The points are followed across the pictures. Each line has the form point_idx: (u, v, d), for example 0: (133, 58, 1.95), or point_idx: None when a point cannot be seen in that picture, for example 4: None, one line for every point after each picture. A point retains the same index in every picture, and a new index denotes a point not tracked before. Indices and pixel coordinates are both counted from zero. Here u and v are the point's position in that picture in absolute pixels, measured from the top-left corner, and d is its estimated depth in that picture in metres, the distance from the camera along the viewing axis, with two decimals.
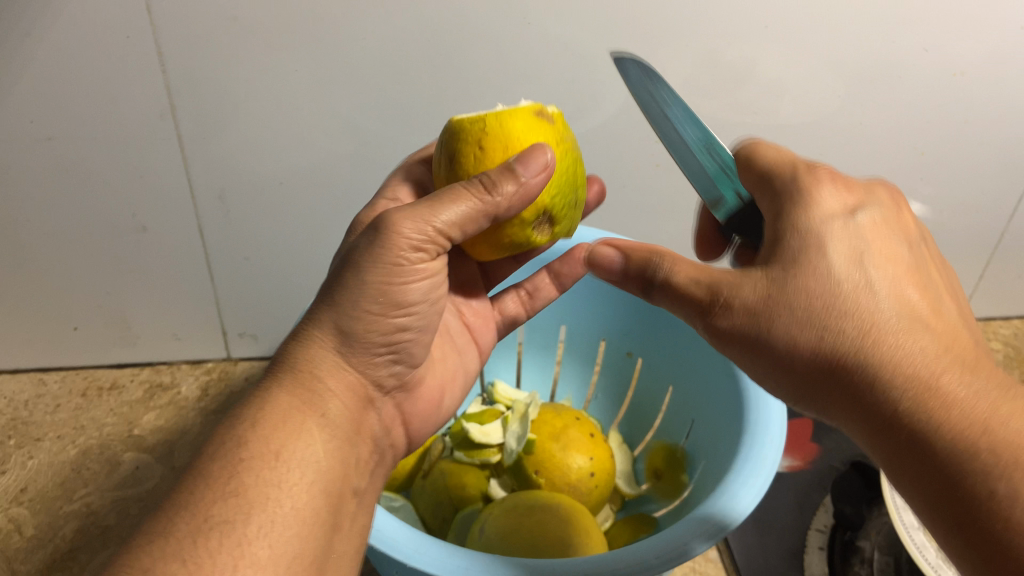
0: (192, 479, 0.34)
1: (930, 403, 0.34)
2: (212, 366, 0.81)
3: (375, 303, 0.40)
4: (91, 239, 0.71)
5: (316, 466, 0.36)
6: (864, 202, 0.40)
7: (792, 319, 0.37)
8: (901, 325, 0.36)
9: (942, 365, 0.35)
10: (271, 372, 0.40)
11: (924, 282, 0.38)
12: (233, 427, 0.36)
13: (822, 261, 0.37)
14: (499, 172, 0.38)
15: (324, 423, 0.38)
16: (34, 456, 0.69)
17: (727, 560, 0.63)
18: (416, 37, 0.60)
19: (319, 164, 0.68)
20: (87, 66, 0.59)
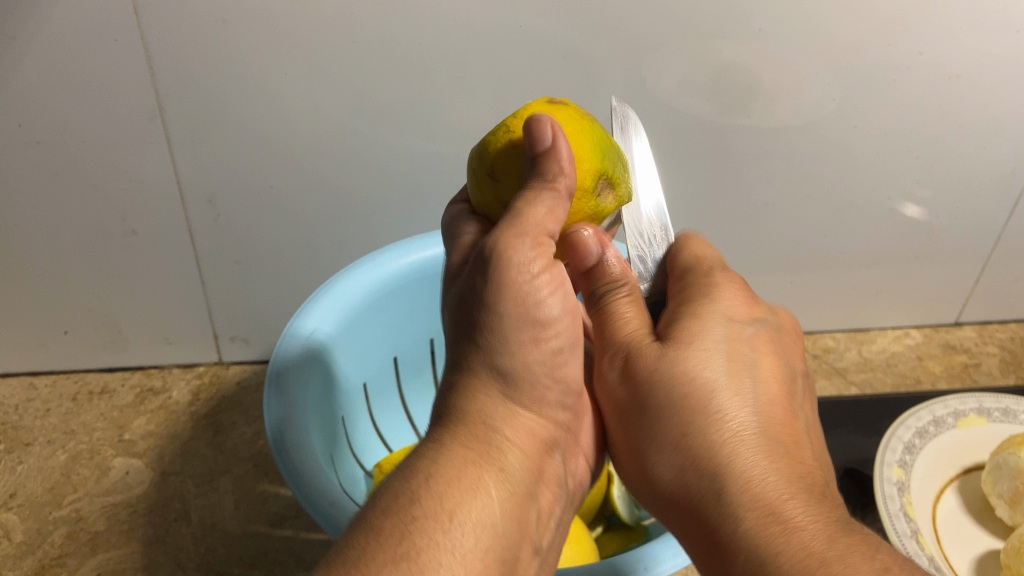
0: (361, 534, 0.31)
1: (757, 525, 0.34)
2: (204, 370, 0.81)
3: (523, 332, 0.38)
4: (81, 243, 0.70)
5: (489, 528, 0.33)
6: (761, 318, 0.43)
7: (668, 405, 0.39)
8: (758, 439, 0.37)
9: (753, 487, 0.35)
10: (436, 424, 0.37)
11: (795, 416, 0.40)
12: (405, 483, 0.33)
13: (708, 350, 0.40)
14: (537, 161, 0.36)
15: (502, 477, 0.35)
16: (24, 460, 0.69)
17: None
18: (408, 41, 0.59)
19: (310, 167, 0.67)
20: (75, 69, 0.58)
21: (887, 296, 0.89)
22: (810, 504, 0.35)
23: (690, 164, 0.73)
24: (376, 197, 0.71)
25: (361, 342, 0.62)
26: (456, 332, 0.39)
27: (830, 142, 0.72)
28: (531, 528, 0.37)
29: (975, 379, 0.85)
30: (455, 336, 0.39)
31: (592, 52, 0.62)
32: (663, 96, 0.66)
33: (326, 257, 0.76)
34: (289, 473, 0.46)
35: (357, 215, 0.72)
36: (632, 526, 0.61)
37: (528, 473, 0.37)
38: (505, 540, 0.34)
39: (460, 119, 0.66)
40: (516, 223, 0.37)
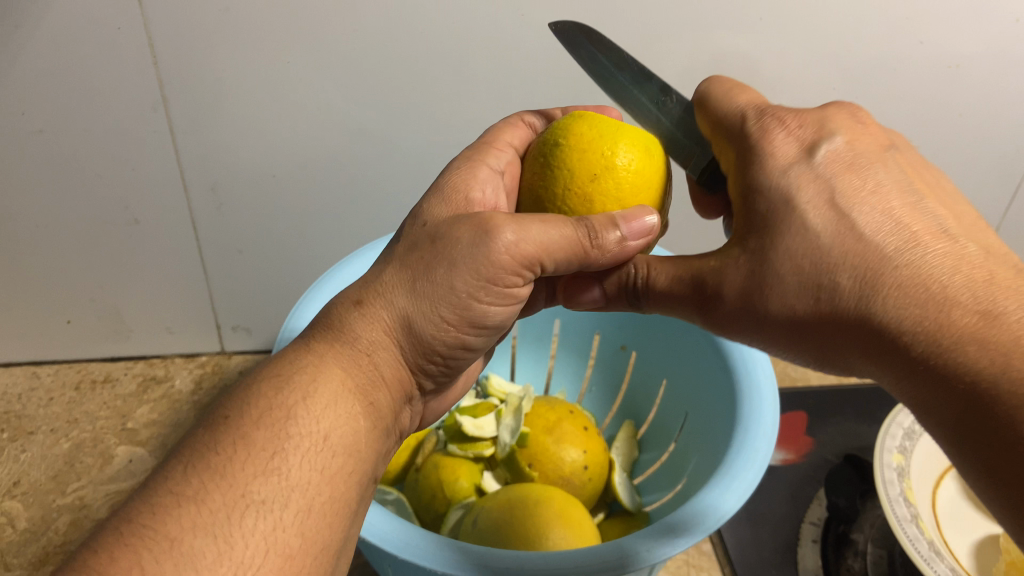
0: (230, 440, 0.32)
1: (944, 342, 0.33)
2: (206, 359, 0.81)
3: (452, 310, 0.38)
4: (84, 231, 0.70)
5: (355, 455, 0.34)
6: (824, 132, 0.38)
7: (785, 281, 0.36)
8: (900, 261, 0.35)
9: (947, 290, 0.34)
10: (324, 338, 0.37)
11: (912, 199, 0.37)
12: (281, 393, 0.34)
13: (795, 215, 0.36)
14: (605, 223, 0.39)
15: (370, 411, 0.36)
16: (27, 449, 0.69)
17: (720, 553, 0.63)
18: (410, 29, 0.60)
19: (313, 156, 0.68)
20: (78, 56, 0.58)
21: None
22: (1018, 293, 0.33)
23: None
24: (379, 186, 0.71)
25: None
26: (402, 256, 0.39)
27: None
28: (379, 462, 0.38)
29: None
30: (400, 261, 0.39)
31: None
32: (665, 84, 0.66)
33: (328, 245, 0.76)
34: None
35: (359, 204, 0.73)
36: (633, 513, 0.61)
37: (390, 413, 0.38)
38: (364, 469, 0.35)
39: (462, 108, 0.66)
40: (538, 245, 0.38)
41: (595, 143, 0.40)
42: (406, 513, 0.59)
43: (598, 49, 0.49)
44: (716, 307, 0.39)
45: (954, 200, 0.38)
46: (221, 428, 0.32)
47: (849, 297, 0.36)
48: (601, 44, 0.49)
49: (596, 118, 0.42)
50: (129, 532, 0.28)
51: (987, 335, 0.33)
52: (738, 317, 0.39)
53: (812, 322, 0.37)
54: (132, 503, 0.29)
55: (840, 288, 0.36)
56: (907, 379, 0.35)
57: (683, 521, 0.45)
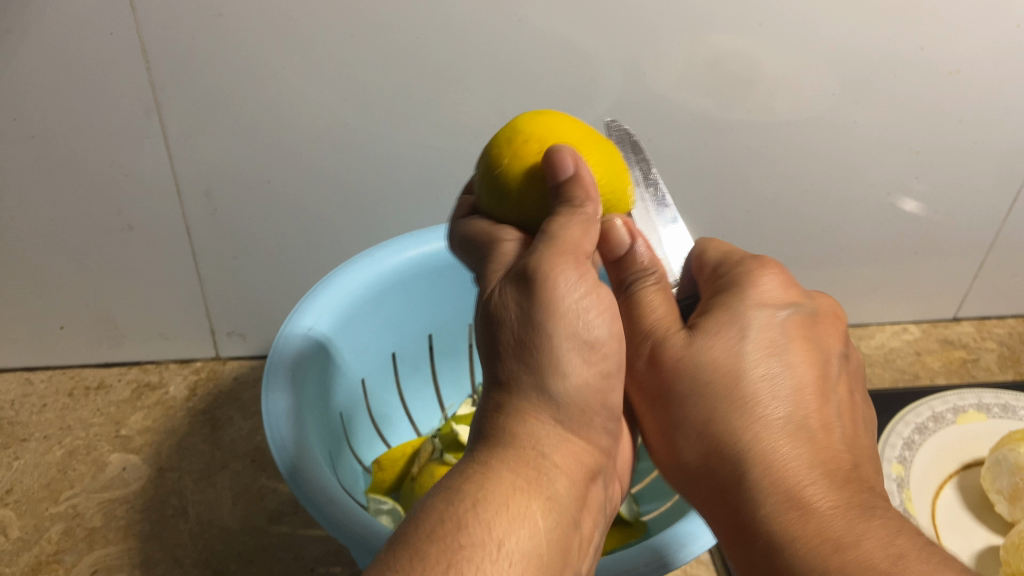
0: (404, 558, 0.28)
1: (783, 519, 0.34)
2: (201, 365, 0.80)
3: (574, 355, 0.35)
4: (77, 237, 0.70)
5: (536, 561, 0.30)
6: (800, 304, 0.41)
7: (695, 388, 0.38)
8: (785, 427, 0.36)
9: (808, 466, 0.35)
10: (482, 445, 0.34)
11: (830, 398, 0.38)
12: (450, 505, 0.30)
13: (739, 337, 0.38)
14: (564, 199, 0.37)
15: (550, 506, 0.32)
16: (20, 456, 0.68)
17: (718, 563, 0.63)
18: (406, 34, 0.59)
19: (309, 161, 0.67)
20: (70, 62, 0.58)
21: (885, 290, 0.89)
22: (859, 499, 0.34)
23: (688, 160, 0.73)
24: (375, 192, 0.71)
25: (360, 337, 0.61)
26: (487, 340, 0.36)
27: (827, 138, 0.71)
28: (573, 558, 0.33)
29: (973, 375, 0.85)
30: (496, 349, 0.36)
31: (591, 46, 0.62)
32: (662, 90, 0.66)
33: (324, 252, 0.75)
34: (285, 469, 0.45)
35: (356, 210, 0.72)
36: (630, 522, 0.60)
37: (576, 503, 0.34)
38: (550, 571, 0.31)
39: (458, 114, 0.65)
40: (565, 251, 0.36)
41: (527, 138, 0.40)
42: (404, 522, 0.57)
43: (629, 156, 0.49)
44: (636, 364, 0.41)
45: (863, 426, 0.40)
46: (398, 547, 0.29)
47: (728, 424, 0.37)
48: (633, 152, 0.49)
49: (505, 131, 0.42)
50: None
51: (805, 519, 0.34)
52: (647, 382, 0.41)
53: (695, 437, 0.38)
54: None
55: (722, 420, 0.37)
56: (745, 539, 0.36)
57: (671, 542, 0.44)
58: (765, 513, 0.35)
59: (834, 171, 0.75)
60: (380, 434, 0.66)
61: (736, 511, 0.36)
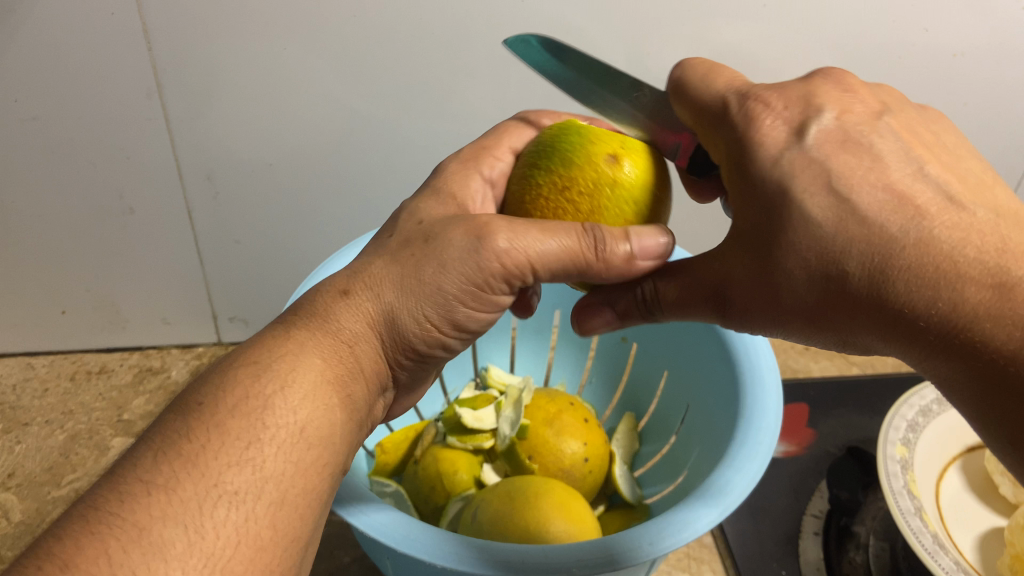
0: (202, 427, 0.31)
1: (967, 320, 0.33)
2: (203, 351, 0.80)
3: (439, 309, 0.39)
4: (78, 221, 0.70)
5: (329, 441, 0.35)
6: (806, 113, 0.37)
7: (801, 269, 0.34)
8: (908, 248, 0.33)
9: (962, 262, 0.32)
10: (304, 320, 0.37)
11: (906, 165, 0.35)
12: (258, 382, 0.34)
13: (799, 213, 0.34)
14: (613, 236, 0.36)
15: (347, 402, 0.37)
16: (22, 440, 0.68)
17: (721, 546, 0.63)
18: (409, 16, 0.59)
19: (310, 144, 0.67)
20: (71, 43, 0.57)
21: None
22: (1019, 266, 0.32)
23: None
24: (376, 175, 0.70)
25: None
26: (393, 252, 0.39)
27: None
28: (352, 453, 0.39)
29: None
30: (390, 256, 0.39)
31: (594, 28, 0.62)
32: (666, 73, 0.66)
33: (326, 236, 0.75)
34: None
35: (359, 193, 0.72)
36: (634, 505, 0.60)
37: (364, 403, 0.39)
38: (337, 460, 0.36)
39: (460, 97, 0.65)
40: (532, 251, 0.37)
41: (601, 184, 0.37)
42: (406, 505, 0.58)
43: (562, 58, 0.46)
44: (736, 309, 0.38)
45: (958, 159, 0.37)
46: (194, 414, 0.32)
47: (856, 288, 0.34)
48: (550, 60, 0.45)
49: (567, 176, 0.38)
50: (96, 520, 0.27)
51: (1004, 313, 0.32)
52: (754, 310, 0.37)
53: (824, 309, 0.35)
54: (102, 482, 0.30)
55: (838, 276, 0.34)
56: (947, 362, 0.34)
57: (709, 505, 0.44)
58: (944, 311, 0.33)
59: None
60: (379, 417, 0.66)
61: (937, 344, 0.34)
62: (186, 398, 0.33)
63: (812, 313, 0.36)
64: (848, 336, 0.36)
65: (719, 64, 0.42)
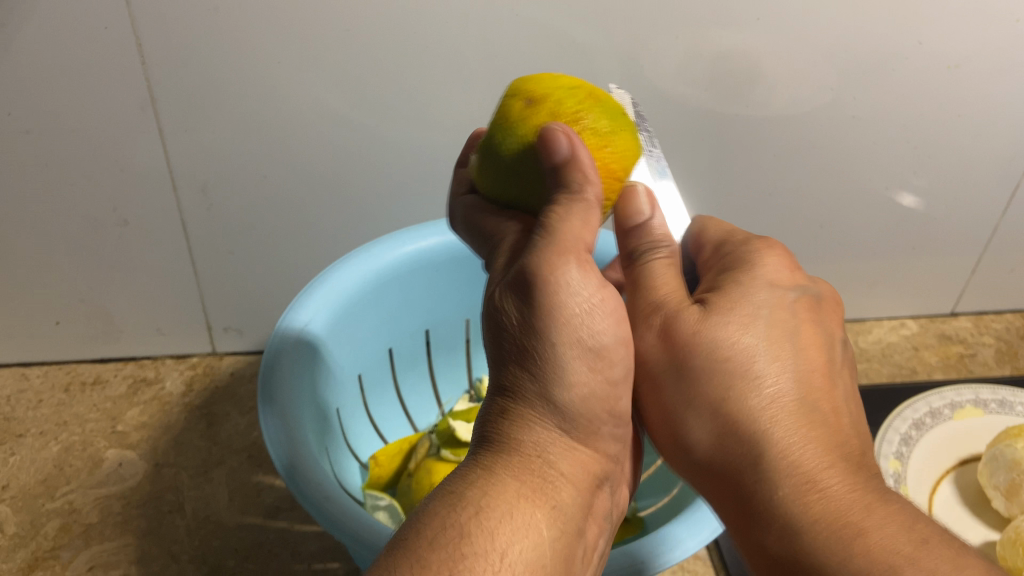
0: (407, 574, 0.28)
1: (811, 500, 0.33)
2: (197, 361, 0.80)
3: (581, 361, 0.34)
4: (72, 232, 0.69)
5: (540, 572, 0.30)
6: (802, 286, 0.40)
7: (712, 369, 0.36)
8: (800, 406, 0.35)
9: (831, 450, 0.35)
10: (485, 446, 0.33)
11: (840, 385, 0.38)
12: (445, 516, 0.30)
13: (752, 318, 0.37)
14: (564, 174, 0.34)
15: (555, 515, 0.32)
16: (16, 452, 0.68)
17: (716, 558, 0.63)
18: (403, 29, 0.59)
19: (305, 155, 0.67)
20: (65, 58, 0.57)
21: (882, 286, 0.89)
22: (885, 491, 0.35)
23: (687, 155, 0.73)
24: (371, 186, 0.70)
25: (355, 334, 0.61)
26: (494, 338, 0.35)
27: (825, 135, 0.71)
28: (577, 567, 0.33)
29: (970, 369, 0.85)
30: (497, 347, 0.35)
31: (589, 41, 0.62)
32: (660, 85, 0.66)
33: (320, 247, 0.75)
34: (281, 461, 0.45)
35: (353, 205, 0.72)
36: (628, 517, 0.61)
37: (582, 511, 0.34)
38: None
39: (453, 110, 0.65)
40: (569, 240, 0.34)
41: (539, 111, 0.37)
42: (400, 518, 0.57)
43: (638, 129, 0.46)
44: (643, 330, 0.39)
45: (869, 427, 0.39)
46: (395, 563, 0.28)
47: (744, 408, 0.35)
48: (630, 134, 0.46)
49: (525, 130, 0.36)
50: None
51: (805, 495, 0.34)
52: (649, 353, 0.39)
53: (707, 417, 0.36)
54: None
55: (737, 397, 0.36)
56: (763, 524, 0.35)
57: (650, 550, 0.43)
58: (784, 479, 0.34)
59: (831, 166, 0.75)
60: (374, 427, 0.66)
61: (746, 502, 0.36)
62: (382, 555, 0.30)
63: (674, 420, 0.38)
64: (706, 469, 0.37)
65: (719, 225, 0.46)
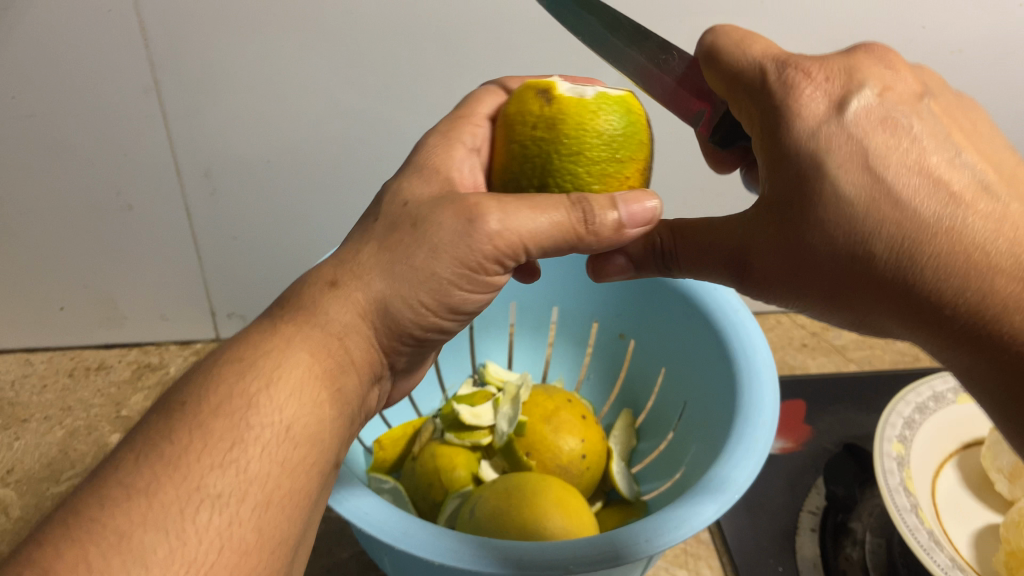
0: (186, 429, 0.30)
1: (989, 310, 0.34)
2: (201, 347, 0.81)
3: (430, 295, 0.39)
4: (76, 217, 0.70)
5: (318, 445, 0.34)
6: (851, 87, 0.36)
7: (827, 242, 0.36)
8: (937, 227, 0.34)
9: (986, 251, 0.34)
10: (291, 312, 0.37)
11: (951, 147, 0.35)
12: (244, 380, 0.33)
13: (828, 184, 0.35)
14: (602, 206, 0.37)
15: (338, 400, 0.36)
16: (21, 436, 0.68)
17: (718, 542, 0.63)
18: (406, 12, 0.59)
19: (308, 139, 0.67)
20: (69, 42, 0.57)
21: None
22: None
23: None
24: (373, 172, 0.71)
25: None
26: (381, 237, 0.39)
27: None
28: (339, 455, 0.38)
29: None
30: (379, 242, 0.39)
31: None
32: None
33: (323, 232, 0.75)
34: None
35: (356, 190, 0.72)
36: (631, 501, 0.60)
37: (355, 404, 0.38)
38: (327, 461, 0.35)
39: (456, 95, 0.65)
40: (523, 231, 0.37)
41: (564, 110, 0.37)
42: (404, 502, 0.58)
43: (593, 17, 0.46)
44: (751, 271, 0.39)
45: (986, 141, 0.37)
46: (176, 415, 0.31)
47: (890, 257, 0.35)
48: (591, 19, 0.46)
49: (559, 123, 0.37)
50: (76, 526, 0.27)
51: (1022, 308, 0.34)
52: (770, 275, 0.38)
53: (847, 279, 0.36)
54: (82, 489, 0.29)
55: (868, 249, 0.35)
56: (946, 335, 0.36)
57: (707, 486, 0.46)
58: (958, 297, 0.35)
59: None
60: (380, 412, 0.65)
61: (933, 319, 0.36)
62: (167, 396, 0.33)
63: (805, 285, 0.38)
64: (868, 312, 0.38)
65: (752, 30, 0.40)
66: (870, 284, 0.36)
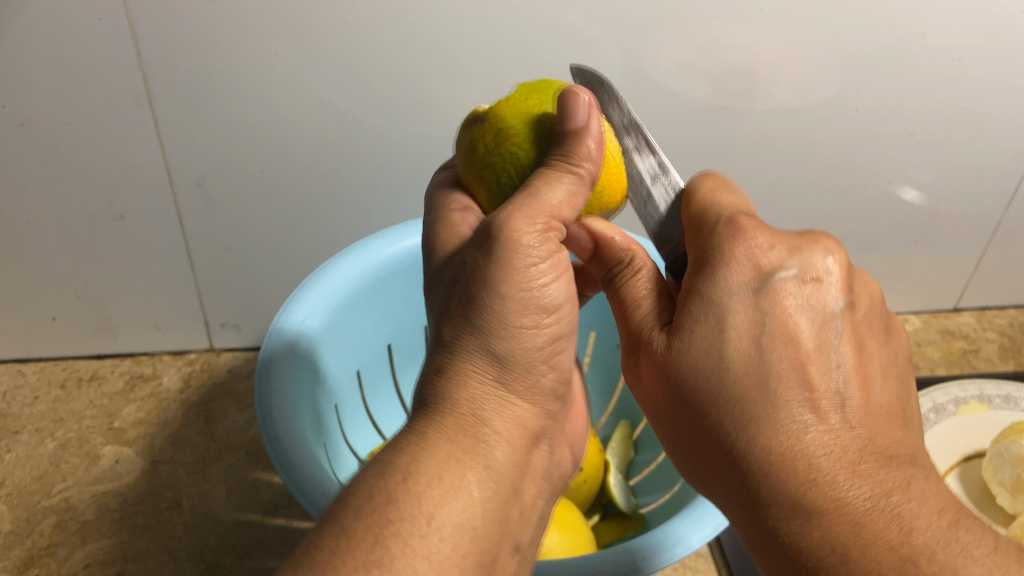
0: (333, 535, 0.30)
1: (793, 522, 0.34)
2: (195, 357, 0.80)
3: (522, 319, 0.37)
4: (68, 227, 0.69)
5: (470, 532, 0.32)
6: (784, 264, 0.36)
7: (694, 390, 0.36)
8: (782, 422, 0.34)
9: (817, 466, 0.34)
10: (420, 411, 0.35)
11: (833, 359, 0.35)
12: (379, 480, 0.32)
13: (717, 338, 0.35)
14: (567, 144, 0.36)
15: (486, 474, 0.34)
16: (11, 449, 0.68)
17: (717, 556, 0.62)
18: (400, 21, 0.58)
19: (303, 148, 0.66)
20: (59, 52, 0.57)
21: (886, 281, 0.88)
22: (880, 483, 0.33)
23: (697, 148, 0.72)
24: (369, 180, 0.70)
25: (353, 331, 0.60)
26: (444, 308, 0.37)
27: (827, 128, 0.71)
28: (515, 523, 0.35)
29: (973, 365, 0.85)
30: (451, 309, 0.37)
31: (589, 32, 0.61)
32: (659, 78, 0.65)
33: (318, 242, 0.74)
34: (280, 461, 0.45)
35: (352, 200, 0.71)
36: (628, 514, 0.60)
37: (516, 469, 0.36)
38: (486, 543, 0.33)
39: (452, 103, 0.64)
40: (544, 208, 0.35)
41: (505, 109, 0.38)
42: None
43: (612, 112, 0.45)
44: (635, 360, 0.40)
45: (878, 377, 0.37)
46: (328, 525, 0.30)
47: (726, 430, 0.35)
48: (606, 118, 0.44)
49: (509, 116, 0.38)
50: None
51: (828, 525, 0.33)
52: (647, 381, 0.39)
53: (699, 436, 0.37)
54: None
55: (715, 415, 0.36)
56: (760, 539, 0.36)
57: (661, 543, 0.43)
58: (767, 500, 0.34)
59: (835, 159, 0.74)
60: (373, 422, 0.66)
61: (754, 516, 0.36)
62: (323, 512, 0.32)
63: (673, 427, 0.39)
64: (704, 479, 0.38)
65: (731, 189, 0.42)
66: (710, 452, 0.37)
